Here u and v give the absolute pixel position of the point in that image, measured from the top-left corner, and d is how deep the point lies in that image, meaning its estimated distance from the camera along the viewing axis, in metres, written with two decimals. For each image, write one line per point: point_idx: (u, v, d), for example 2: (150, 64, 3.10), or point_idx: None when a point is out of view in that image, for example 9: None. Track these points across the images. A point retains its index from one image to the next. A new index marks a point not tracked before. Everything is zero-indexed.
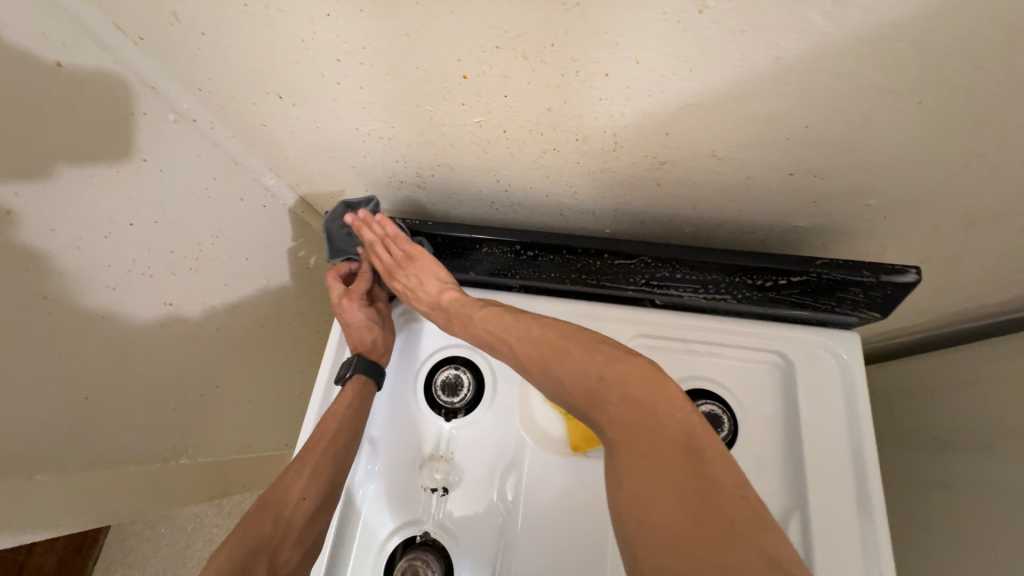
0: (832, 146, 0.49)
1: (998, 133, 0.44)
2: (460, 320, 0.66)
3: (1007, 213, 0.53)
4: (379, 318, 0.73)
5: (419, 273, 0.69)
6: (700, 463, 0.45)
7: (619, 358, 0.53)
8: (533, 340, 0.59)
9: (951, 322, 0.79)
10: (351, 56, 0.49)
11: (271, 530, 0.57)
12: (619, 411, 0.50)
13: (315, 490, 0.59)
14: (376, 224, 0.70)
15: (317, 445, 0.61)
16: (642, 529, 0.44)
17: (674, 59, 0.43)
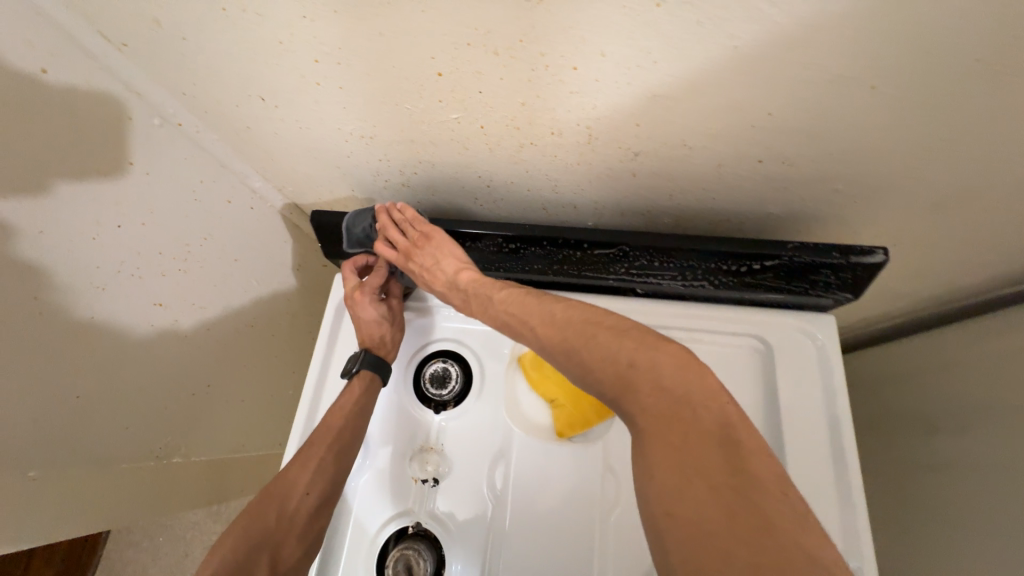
0: (796, 134, 0.46)
1: (950, 118, 0.42)
2: (480, 302, 0.60)
3: (967, 194, 0.52)
4: (392, 315, 0.67)
5: (436, 252, 0.63)
6: (733, 450, 0.38)
7: (658, 344, 0.45)
8: (556, 323, 0.52)
9: (941, 300, 0.79)
10: (329, 57, 0.44)
11: (274, 524, 0.54)
12: (650, 400, 0.42)
13: (320, 485, 0.56)
14: (396, 210, 0.65)
15: (323, 441, 0.58)
16: (674, 523, 0.37)
17: (636, 53, 0.39)
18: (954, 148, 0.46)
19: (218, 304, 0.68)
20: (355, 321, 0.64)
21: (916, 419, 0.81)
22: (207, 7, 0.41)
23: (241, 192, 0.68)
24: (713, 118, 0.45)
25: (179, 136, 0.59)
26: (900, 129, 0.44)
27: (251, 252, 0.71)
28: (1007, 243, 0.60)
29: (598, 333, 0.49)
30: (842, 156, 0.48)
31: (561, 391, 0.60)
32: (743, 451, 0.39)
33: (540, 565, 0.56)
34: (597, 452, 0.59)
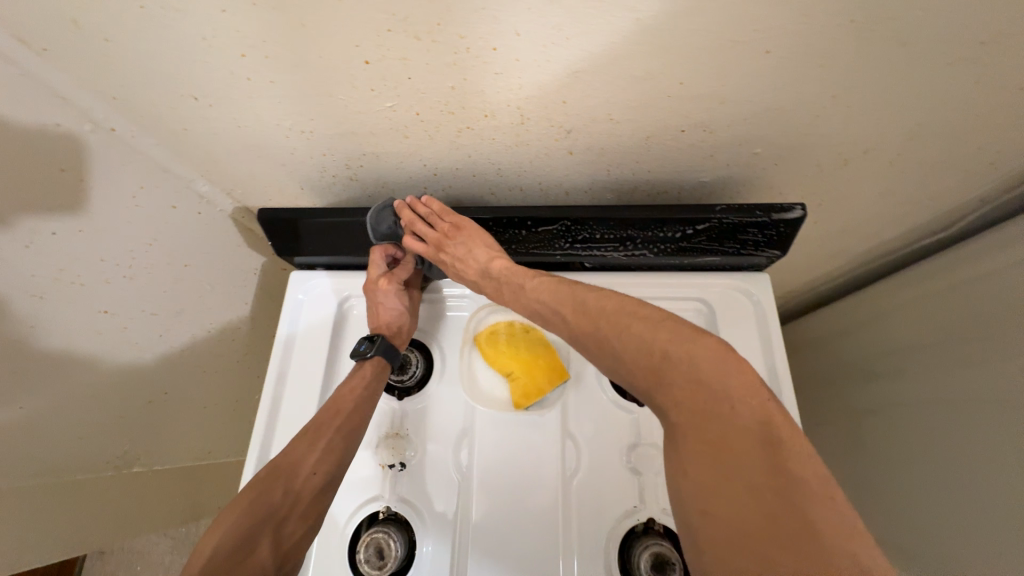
0: (709, 100, 0.49)
1: (839, 76, 0.46)
2: (511, 289, 0.61)
3: (871, 149, 0.57)
4: (412, 307, 0.68)
5: (467, 242, 0.63)
6: (772, 449, 0.40)
7: (694, 335, 0.46)
8: (588, 312, 0.53)
9: (870, 256, 0.85)
10: (255, 50, 0.45)
11: (279, 501, 0.52)
12: (685, 396, 0.44)
13: (329, 465, 0.55)
14: (421, 203, 0.66)
15: (331, 421, 0.57)
16: (706, 521, 0.40)
17: (549, 29, 0.41)
18: (851, 105, 0.50)
19: (170, 310, 0.67)
20: (374, 307, 0.65)
21: (863, 370, 0.86)
22: (122, 4, 0.41)
23: (188, 197, 0.67)
24: (632, 90, 0.48)
25: (111, 142, 0.57)
26: (800, 90, 0.48)
27: (203, 256, 0.71)
28: (916, 194, 0.66)
29: (632, 324, 0.50)
30: (756, 120, 0.52)
31: (516, 363, 0.63)
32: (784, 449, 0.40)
33: (511, 535, 0.57)
34: (560, 420, 0.61)
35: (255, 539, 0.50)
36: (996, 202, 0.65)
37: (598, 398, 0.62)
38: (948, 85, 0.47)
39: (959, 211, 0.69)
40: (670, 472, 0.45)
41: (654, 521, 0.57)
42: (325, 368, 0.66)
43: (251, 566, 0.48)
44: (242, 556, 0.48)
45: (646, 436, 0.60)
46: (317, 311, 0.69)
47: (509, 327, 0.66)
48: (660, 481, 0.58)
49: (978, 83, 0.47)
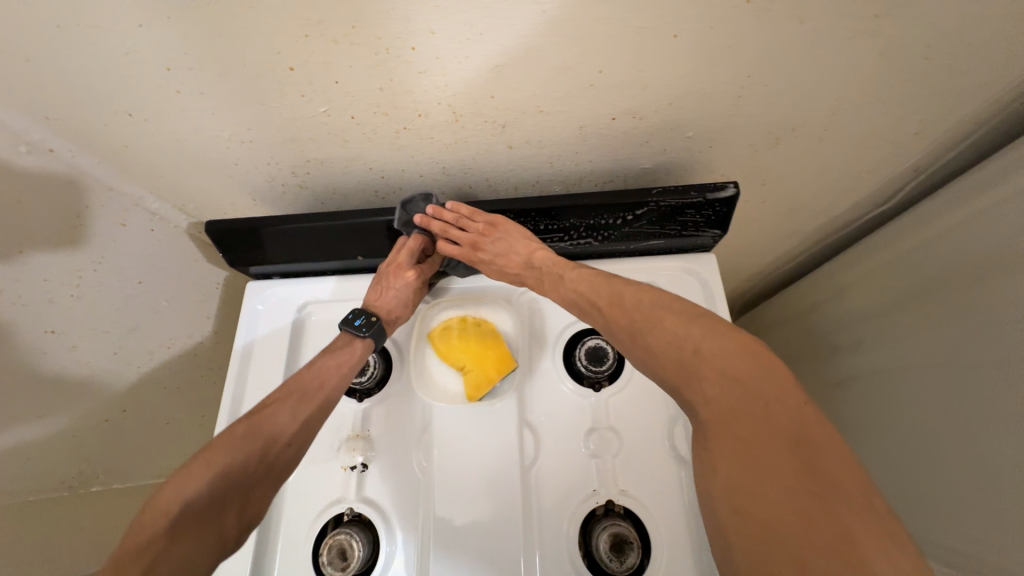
0: (630, 87, 0.51)
1: (747, 56, 0.48)
2: (552, 280, 0.62)
3: (798, 125, 0.58)
4: (419, 300, 0.68)
5: (506, 238, 0.64)
6: (804, 449, 0.40)
7: (724, 334, 0.47)
8: (624, 307, 0.54)
9: (824, 234, 0.87)
10: (179, 63, 0.46)
11: (252, 468, 0.50)
12: (715, 392, 0.45)
13: (304, 440, 0.55)
14: (446, 210, 0.65)
15: (315, 394, 0.57)
16: (739, 520, 0.40)
17: (461, 26, 0.43)
18: (767, 84, 0.52)
19: (123, 327, 0.67)
20: (383, 290, 0.65)
21: (827, 344, 0.88)
22: (38, 23, 0.42)
23: (138, 214, 0.67)
24: (553, 81, 0.49)
25: (50, 164, 0.57)
26: (714, 72, 0.49)
27: (159, 274, 0.70)
28: (853, 167, 0.68)
29: (666, 319, 0.51)
30: (680, 104, 0.54)
31: (468, 357, 0.63)
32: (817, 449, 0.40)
33: (473, 530, 0.57)
34: (520, 410, 0.62)
35: (220, 502, 0.47)
36: (930, 169, 0.68)
37: (558, 388, 0.63)
38: (853, 57, 0.49)
39: (897, 181, 0.71)
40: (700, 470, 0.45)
41: (614, 503, 0.57)
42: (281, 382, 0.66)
43: (212, 531, 0.46)
44: (209, 518, 0.46)
45: (605, 420, 0.61)
46: (271, 324, 0.70)
47: (461, 322, 0.66)
48: (619, 464, 0.59)
49: (880, 56, 0.49)
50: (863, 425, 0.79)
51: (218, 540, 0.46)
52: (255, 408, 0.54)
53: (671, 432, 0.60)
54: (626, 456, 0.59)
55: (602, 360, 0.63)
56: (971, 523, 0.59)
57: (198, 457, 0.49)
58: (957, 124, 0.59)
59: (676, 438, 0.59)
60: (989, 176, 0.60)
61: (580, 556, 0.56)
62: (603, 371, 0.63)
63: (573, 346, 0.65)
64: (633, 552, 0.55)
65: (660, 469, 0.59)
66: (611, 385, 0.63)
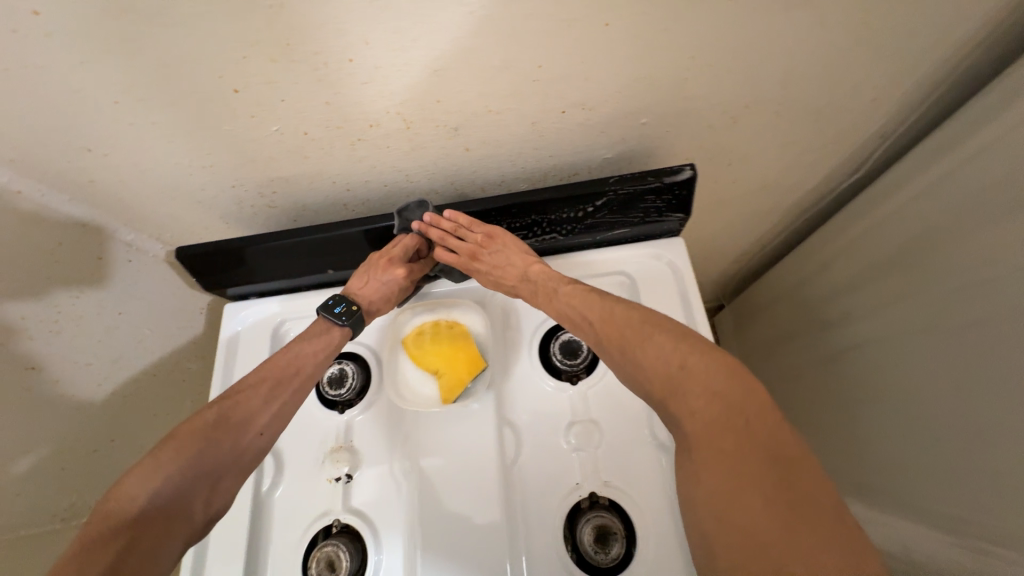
0: (574, 79, 0.51)
1: (685, 37, 0.48)
2: (545, 292, 0.61)
3: (752, 102, 0.58)
4: (403, 296, 0.69)
5: (503, 250, 0.64)
6: (790, 464, 0.38)
7: (710, 350, 0.46)
8: (615, 320, 0.54)
9: (802, 209, 0.86)
10: (127, 95, 0.47)
11: (222, 456, 0.51)
12: (700, 405, 0.43)
13: (277, 428, 0.56)
14: (445, 218, 0.65)
15: (290, 381, 0.58)
16: (724, 529, 0.38)
17: (394, 32, 0.43)
18: (711, 64, 0.52)
19: (106, 357, 0.68)
20: (369, 280, 0.66)
21: (815, 320, 0.87)
22: None
23: (115, 247, 0.69)
24: (496, 80, 0.50)
25: (19, 204, 0.58)
26: (654, 56, 0.49)
27: (139, 303, 0.72)
28: (817, 139, 0.67)
29: (655, 334, 0.50)
30: (628, 91, 0.54)
31: (441, 361, 0.63)
32: (804, 465, 0.38)
33: (459, 533, 0.57)
34: (499, 409, 0.62)
35: (188, 490, 0.48)
36: (896, 134, 0.67)
37: (536, 384, 0.63)
38: (793, 29, 0.49)
39: (865, 149, 0.70)
40: (681, 479, 0.43)
41: (598, 495, 0.57)
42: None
43: (178, 519, 0.47)
44: (175, 504, 0.47)
45: (584, 412, 0.61)
46: (250, 344, 0.72)
47: (434, 326, 0.66)
48: (600, 455, 0.59)
49: (820, 25, 0.48)
50: (856, 399, 0.78)
51: (182, 528, 0.47)
52: (226, 393, 0.55)
53: (650, 420, 0.60)
54: (608, 446, 0.59)
55: (577, 353, 0.64)
56: (967, 488, 0.58)
57: (168, 443, 0.49)
58: (914, 85, 0.59)
59: (654, 424, 0.59)
60: (954, 134, 0.59)
61: (567, 551, 0.55)
62: (579, 365, 0.63)
63: (549, 340, 0.66)
64: (617, 542, 0.55)
65: (641, 458, 0.58)
66: (588, 377, 0.63)
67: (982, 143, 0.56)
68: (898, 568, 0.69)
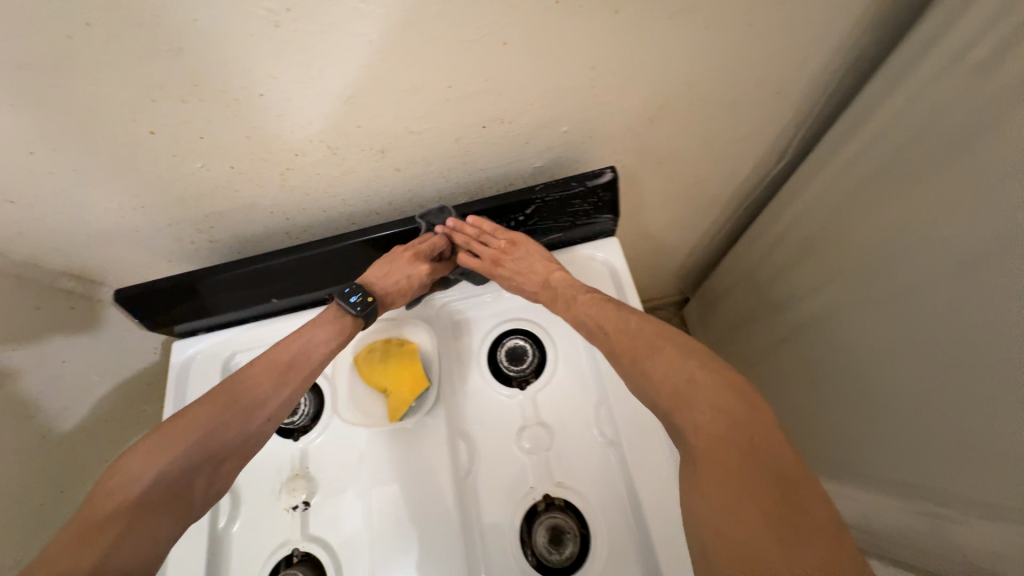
0: (485, 96, 0.53)
1: (581, 49, 0.50)
2: (563, 299, 0.61)
3: (664, 103, 0.61)
4: (419, 293, 0.67)
5: (526, 257, 0.65)
6: (789, 487, 0.37)
7: (720, 369, 0.45)
8: (628, 331, 0.53)
9: (741, 199, 0.90)
10: (41, 145, 0.48)
11: (228, 440, 0.51)
12: (705, 420, 0.42)
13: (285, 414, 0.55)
14: (469, 224, 0.66)
15: (306, 362, 0.58)
16: (722, 541, 0.36)
17: (299, 65, 0.45)
18: (614, 72, 0.54)
19: (51, 408, 0.67)
20: (391, 271, 0.64)
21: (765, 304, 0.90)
22: None
23: (54, 295, 0.69)
24: (410, 103, 0.52)
25: None
26: (556, 69, 0.52)
27: (82, 350, 0.72)
28: (736, 133, 0.71)
29: (667, 349, 0.49)
30: (541, 103, 0.56)
31: (388, 379, 0.63)
32: (803, 488, 0.37)
33: (416, 550, 0.57)
34: (451, 422, 0.63)
35: (193, 472, 0.49)
36: (809, 122, 0.70)
37: (488, 392, 0.64)
38: (682, 35, 0.52)
39: (785, 138, 0.74)
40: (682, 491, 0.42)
41: (552, 496, 0.58)
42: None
43: (178, 501, 0.47)
44: (178, 490, 0.47)
45: (534, 416, 0.62)
46: (201, 380, 0.71)
47: (385, 343, 0.66)
48: (553, 457, 0.60)
49: (707, 28, 0.51)
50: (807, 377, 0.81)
51: (180, 512, 0.47)
52: (236, 374, 0.55)
53: (597, 417, 0.62)
54: (559, 447, 0.60)
55: (523, 358, 0.65)
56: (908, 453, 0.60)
57: (178, 423, 0.50)
58: (813, 76, 0.62)
59: (601, 421, 0.61)
60: (855, 119, 0.63)
61: (524, 557, 0.56)
62: (527, 369, 0.65)
63: (499, 345, 0.67)
64: (571, 542, 0.56)
65: (591, 455, 0.59)
66: (537, 380, 0.64)
67: (880, 125, 0.59)
68: (861, 538, 0.72)
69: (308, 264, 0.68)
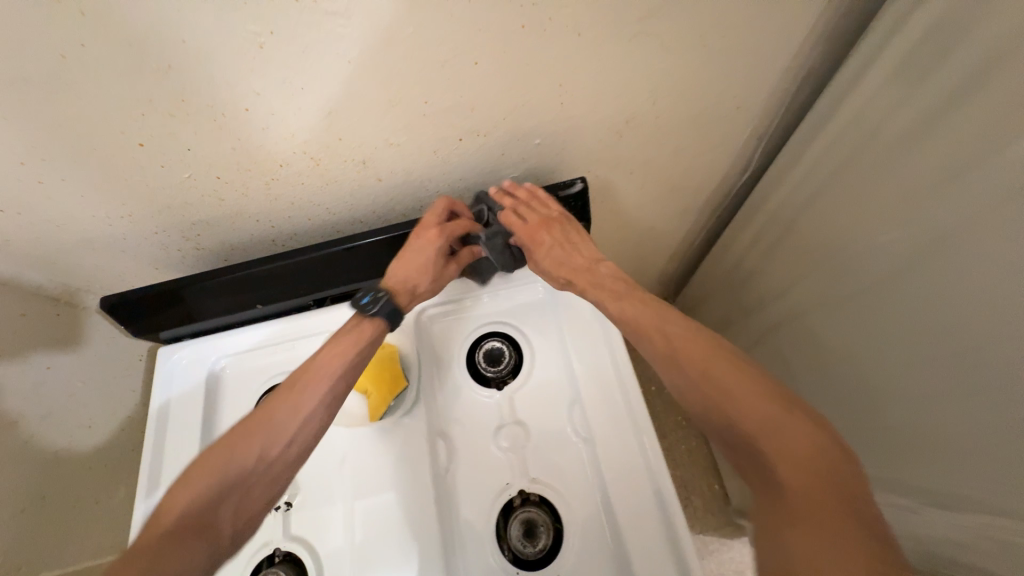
0: (460, 110, 0.56)
1: (548, 68, 0.54)
2: (610, 286, 0.61)
3: (630, 117, 0.65)
4: (436, 265, 0.65)
5: (573, 236, 0.66)
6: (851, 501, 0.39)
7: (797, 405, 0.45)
8: (700, 342, 0.51)
9: (712, 208, 0.94)
10: (32, 156, 0.50)
11: (247, 468, 0.53)
12: (794, 454, 0.42)
13: (305, 438, 0.55)
14: (523, 189, 0.68)
15: (324, 379, 0.58)
16: None
17: (282, 82, 0.48)
18: (580, 88, 0.58)
19: (34, 414, 0.67)
20: (404, 257, 0.65)
21: None
22: None
23: (40, 303, 0.71)
24: (389, 116, 0.55)
25: None
26: (526, 86, 0.55)
27: (66, 356, 0.73)
28: (702, 145, 0.75)
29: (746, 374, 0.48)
30: (514, 117, 0.59)
31: (369, 380, 0.64)
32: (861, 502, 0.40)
33: (395, 547, 0.59)
34: (430, 422, 0.65)
35: (218, 502, 0.50)
36: (769, 135, 0.75)
37: (466, 393, 0.67)
38: (640, 55, 0.56)
39: (748, 150, 0.78)
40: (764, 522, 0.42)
41: (528, 492, 0.61)
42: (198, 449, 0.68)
43: (205, 533, 0.49)
44: (204, 521, 0.49)
45: (511, 415, 0.64)
46: (185, 386, 0.72)
47: None
48: (529, 454, 0.62)
49: (664, 49, 0.56)
50: None
51: (208, 541, 0.49)
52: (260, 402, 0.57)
53: (571, 415, 0.64)
54: (534, 444, 0.63)
55: (500, 359, 0.68)
56: None
57: (206, 456, 0.53)
58: (768, 93, 0.67)
59: (573, 418, 0.63)
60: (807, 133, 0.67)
61: (500, 551, 0.58)
62: (504, 370, 0.67)
63: (478, 347, 0.70)
64: (544, 535, 0.59)
65: (565, 452, 0.62)
66: (514, 380, 0.67)
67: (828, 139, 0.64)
68: None
69: (294, 271, 0.70)
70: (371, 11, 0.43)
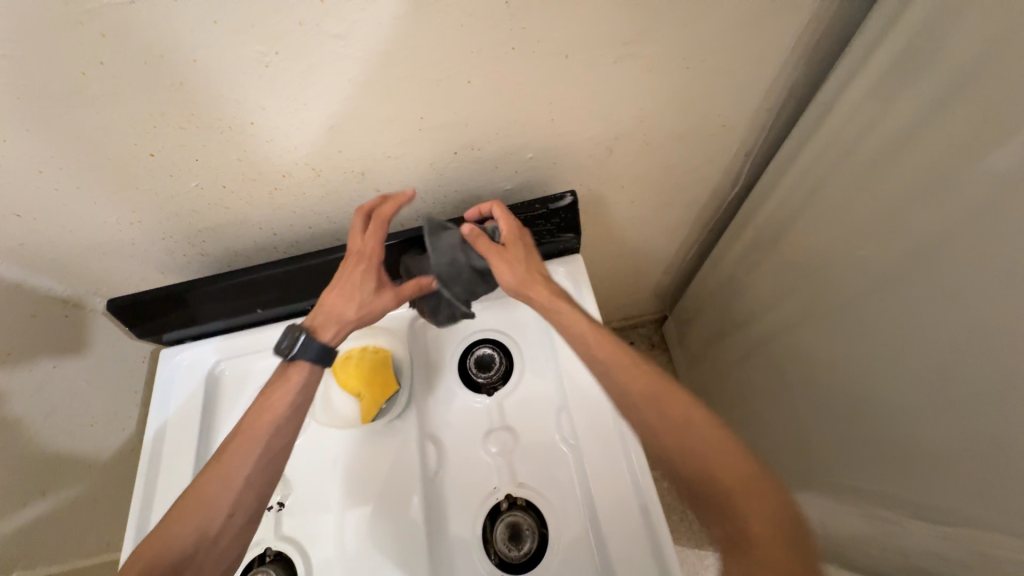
0: (454, 126, 0.59)
1: (538, 88, 0.57)
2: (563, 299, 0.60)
3: (619, 134, 0.68)
4: (360, 286, 0.63)
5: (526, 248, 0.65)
6: (803, 544, 0.42)
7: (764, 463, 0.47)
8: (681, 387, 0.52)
9: (704, 222, 0.96)
10: (49, 165, 0.53)
11: (192, 545, 0.54)
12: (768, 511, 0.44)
13: (245, 505, 0.56)
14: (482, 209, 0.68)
15: (256, 443, 0.58)
16: None
17: (286, 98, 0.51)
18: (570, 107, 0.61)
19: (39, 412, 0.70)
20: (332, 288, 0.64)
21: None
22: None
23: (51, 306, 0.73)
24: (387, 132, 0.58)
25: None
26: (518, 105, 0.58)
27: (72, 356, 0.75)
28: (690, 161, 0.77)
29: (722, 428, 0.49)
30: (507, 133, 0.62)
31: (363, 383, 0.65)
32: (812, 541, 0.43)
33: (382, 548, 0.60)
34: (421, 426, 0.66)
35: None
36: (756, 152, 0.77)
37: (456, 398, 0.68)
38: (627, 76, 0.58)
39: (736, 166, 0.81)
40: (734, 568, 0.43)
41: (514, 496, 0.62)
42: (196, 447, 0.70)
43: None
44: None
45: (499, 420, 0.66)
46: (186, 385, 0.74)
47: (361, 349, 0.68)
48: (515, 459, 0.63)
49: (650, 71, 0.59)
50: None
51: None
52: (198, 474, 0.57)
53: (558, 421, 0.66)
54: (521, 449, 0.64)
55: (490, 366, 0.70)
56: None
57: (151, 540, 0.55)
58: (753, 112, 0.69)
59: (560, 425, 0.65)
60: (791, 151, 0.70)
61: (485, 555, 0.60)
62: (494, 376, 0.69)
63: (470, 353, 0.71)
64: (529, 539, 0.60)
65: (551, 457, 0.63)
66: (503, 387, 0.68)
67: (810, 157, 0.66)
68: None
69: (298, 277, 0.72)
70: (370, 34, 0.46)
